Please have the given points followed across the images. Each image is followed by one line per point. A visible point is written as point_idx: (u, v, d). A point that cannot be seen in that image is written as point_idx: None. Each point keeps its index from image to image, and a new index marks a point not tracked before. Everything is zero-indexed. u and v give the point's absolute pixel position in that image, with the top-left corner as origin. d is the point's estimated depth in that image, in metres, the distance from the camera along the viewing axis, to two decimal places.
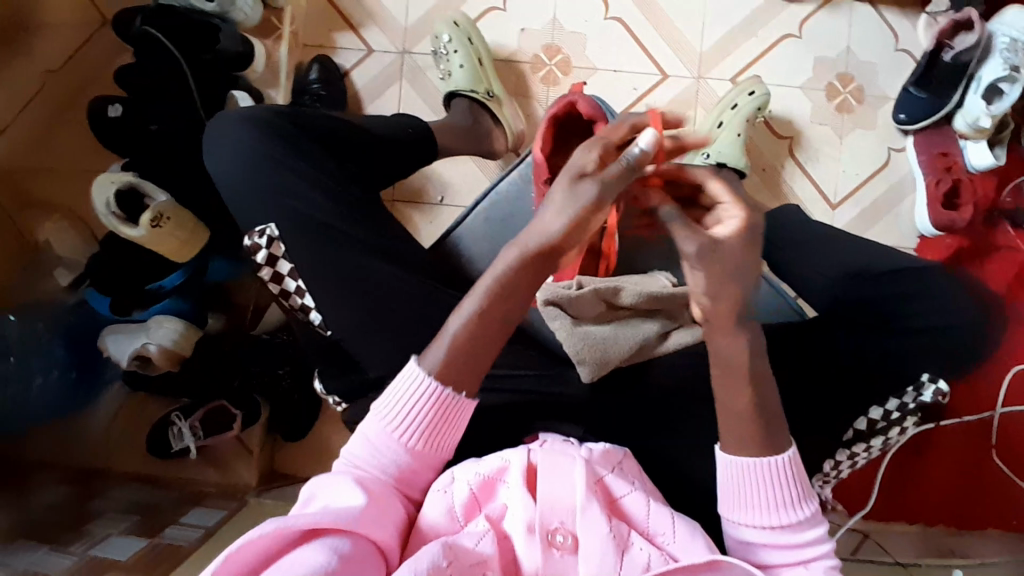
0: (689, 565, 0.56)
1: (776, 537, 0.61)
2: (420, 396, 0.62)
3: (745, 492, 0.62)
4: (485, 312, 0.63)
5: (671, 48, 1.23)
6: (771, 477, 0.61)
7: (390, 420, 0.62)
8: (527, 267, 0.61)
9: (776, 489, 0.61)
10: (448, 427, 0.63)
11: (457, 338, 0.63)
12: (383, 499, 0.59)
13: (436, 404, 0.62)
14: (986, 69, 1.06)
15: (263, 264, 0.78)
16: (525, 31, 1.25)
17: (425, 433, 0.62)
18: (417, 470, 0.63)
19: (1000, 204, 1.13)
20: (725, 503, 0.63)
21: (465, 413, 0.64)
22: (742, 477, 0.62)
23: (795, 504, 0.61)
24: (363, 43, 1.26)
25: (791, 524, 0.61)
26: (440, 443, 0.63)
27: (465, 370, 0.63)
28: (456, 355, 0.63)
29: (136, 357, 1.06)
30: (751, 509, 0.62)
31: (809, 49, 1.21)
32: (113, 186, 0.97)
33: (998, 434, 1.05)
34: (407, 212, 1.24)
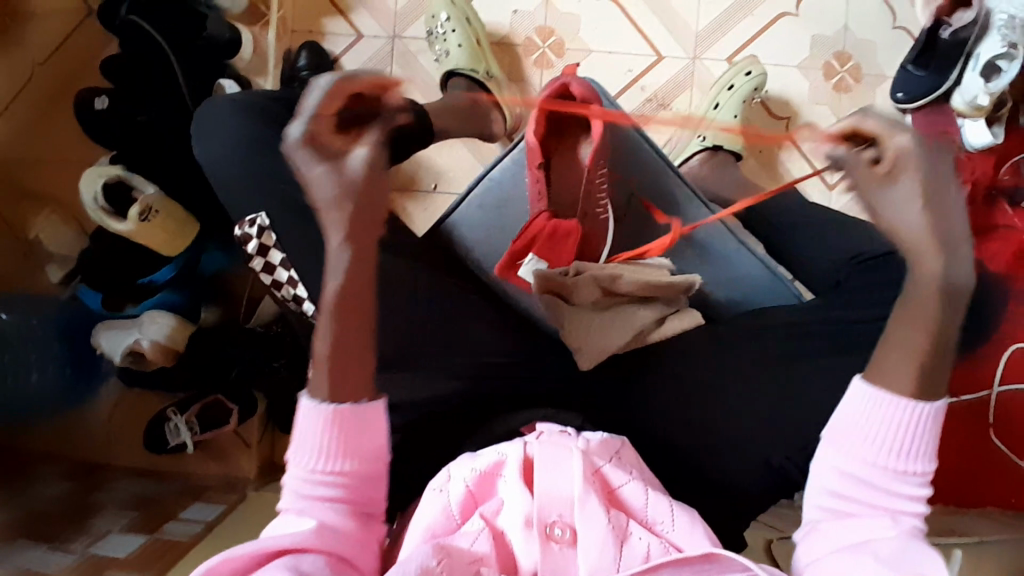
0: (684, 556, 0.55)
1: (881, 479, 0.58)
2: (319, 423, 0.60)
3: (882, 425, 0.58)
4: (344, 321, 0.61)
5: (666, 28, 1.21)
6: (908, 420, 0.58)
7: (302, 453, 0.60)
8: (358, 263, 0.61)
9: (911, 434, 0.58)
10: (364, 441, 0.61)
11: (327, 357, 0.61)
12: (330, 521, 0.58)
13: (337, 425, 0.60)
14: (984, 45, 1.04)
15: (255, 254, 0.77)
16: (517, 12, 1.22)
17: (337, 449, 0.60)
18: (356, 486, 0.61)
19: (999, 182, 1.11)
20: (834, 428, 0.61)
21: (363, 417, 0.60)
22: (876, 407, 0.58)
23: (917, 455, 0.58)
24: (353, 28, 1.23)
25: (902, 469, 0.58)
26: (357, 454, 0.60)
27: (342, 384, 0.61)
28: (337, 378, 0.61)
29: (130, 353, 1.05)
30: (869, 443, 0.59)
31: (807, 27, 1.19)
32: (101, 179, 0.96)
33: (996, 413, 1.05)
34: (402, 200, 1.23)
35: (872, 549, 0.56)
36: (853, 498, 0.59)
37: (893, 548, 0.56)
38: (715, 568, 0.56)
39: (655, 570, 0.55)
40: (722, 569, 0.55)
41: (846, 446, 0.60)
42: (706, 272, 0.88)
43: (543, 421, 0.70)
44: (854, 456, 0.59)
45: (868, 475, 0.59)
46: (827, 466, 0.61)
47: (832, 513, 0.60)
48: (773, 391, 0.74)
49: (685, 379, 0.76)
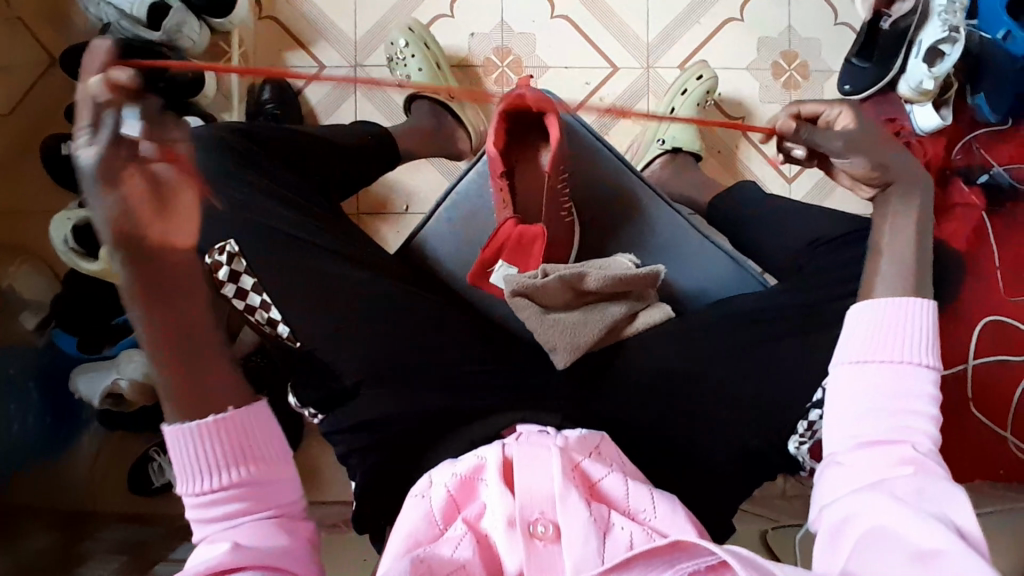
0: (656, 546, 0.54)
1: (906, 397, 0.59)
2: (198, 445, 0.59)
3: (882, 331, 0.61)
4: (167, 347, 0.60)
5: (618, 40, 1.25)
6: (919, 333, 0.60)
7: (192, 481, 0.59)
8: (148, 298, 0.60)
9: (912, 333, 0.60)
10: (254, 442, 0.60)
11: (166, 381, 0.60)
12: (254, 534, 0.58)
13: (218, 433, 0.59)
14: (925, 32, 1.11)
15: (225, 282, 0.76)
16: (475, 35, 1.26)
17: (227, 457, 0.59)
18: (261, 484, 0.60)
19: (953, 163, 1.21)
20: (856, 347, 0.61)
21: (249, 415, 0.61)
22: (872, 320, 0.61)
23: (921, 350, 0.60)
24: (315, 61, 1.26)
25: (912, 374, 0.59)
26: (248, 451, 0.60)
27: (189, 407, 0.60)
28: (181, 400, 0.60)
29: (109, 395, 1.05)
30: (873, 353, 0.60)
31: (752, 31, 1.25)
32: (69, 222, 0.97)
33: (973, 388, 1.10)
34: (375, 224, 1.24)
35: (886, 489, 0.55)
36: (872, 428, 0.58)
37: (909, 488, 0.54)
38: (683, 555, 0.55)
39: (628, 563, 0.54)
40: (692, 556, 0.54)
41: (855, 363, 0.61)
42: (672, 267, 0.88)
43: (524, 425, 0.72)
44: (868, 369, 0.60)
45: (882, 391, 0.59)
46: (847, 386, 0.61)
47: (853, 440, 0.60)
48: (744, 376, 0.76)
49: (662, 368, 0.77)
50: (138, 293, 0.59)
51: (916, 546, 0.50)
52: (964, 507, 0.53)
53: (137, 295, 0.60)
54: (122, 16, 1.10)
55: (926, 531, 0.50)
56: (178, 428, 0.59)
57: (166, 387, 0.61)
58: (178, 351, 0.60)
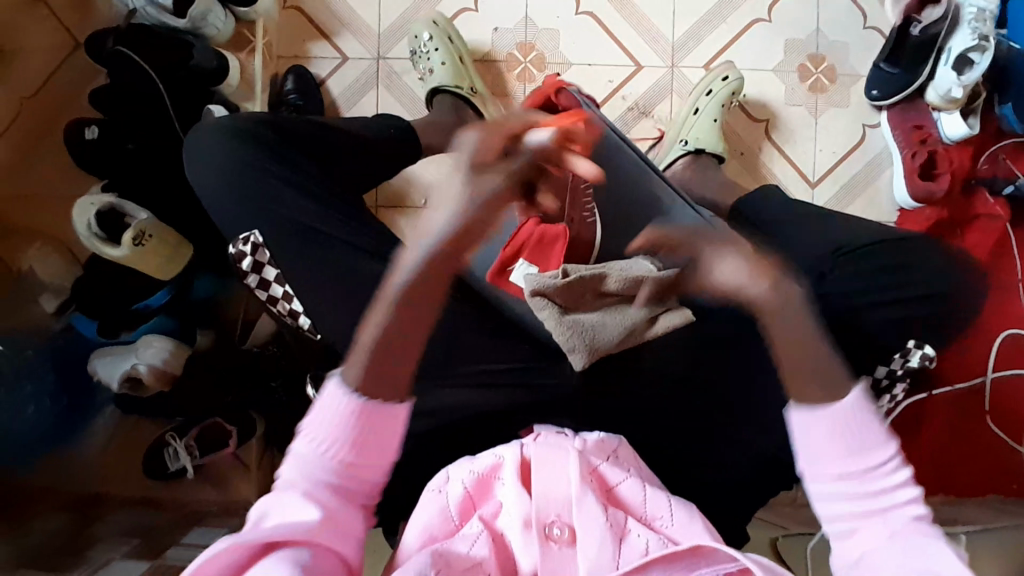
0: (675, 551, 0.56)
1: (866, 481, 0.61)
2: (337, 411, 0.64)
3: (837, 433, 0.62)
4: (397, 315, 0.66)
5: (643, 39, 1.24)
6: (849, 427, 0.62)
7: (317, 438, 0.64)
8: (436, 265, 0.65)
9: (859, 429, 0.62)
10: (382, 439, 0.65)
11: (366, 348, 0.65)
12: (337, 513, 0.62)
13: (362, 415, 0.64)
14: (955, 39, 1.10)
15: (248, 271, 0.78)
16: (498, 29, 1.25)
17: (352, 438, 0.64)
18: (361, 471, 0.65)
19: (977, 173, 1.18)
20: (806, 456, 0.64)
21: (390, 416, 0.65)
22: (821, 422, 0.63)
23: (874, 442, 0.62)
24: (338, 51, 1.26)
25: (871, 467, 0.62)
26: (367, 443, 0.65)
27: (378, 379, 0.65)
28: (376, 362, 0.65)
29: (127, 379, 1.07)
30: (833, 460, 0.62)
31: (779, 32, 1.23)
32: (94, 207, 0.97)
33: (991, 401, 1.12)
34: (393, 217, 1.24)
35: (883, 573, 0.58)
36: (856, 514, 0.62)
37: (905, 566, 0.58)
38: (700, 561, 0.57)
39: (646, 567, 0.56)
40: (709, 563, 0.57)
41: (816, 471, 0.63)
42: None
43: (542, 423, 0.73)
44: (823, 468, 0.62)
45: (851, 479, 0.62)
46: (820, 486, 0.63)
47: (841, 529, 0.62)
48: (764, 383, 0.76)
49: (681, 372, 0.77)
50: (417, 279, 0.65)
51: None
52: (949, 559, 0.57)
53: (434, 273, 0.65)
54: (148, 2, 1.08)
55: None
56: (339, 389, 0.65)
57: (362, 348, 0.65)
58: (393, 321, 0.66)
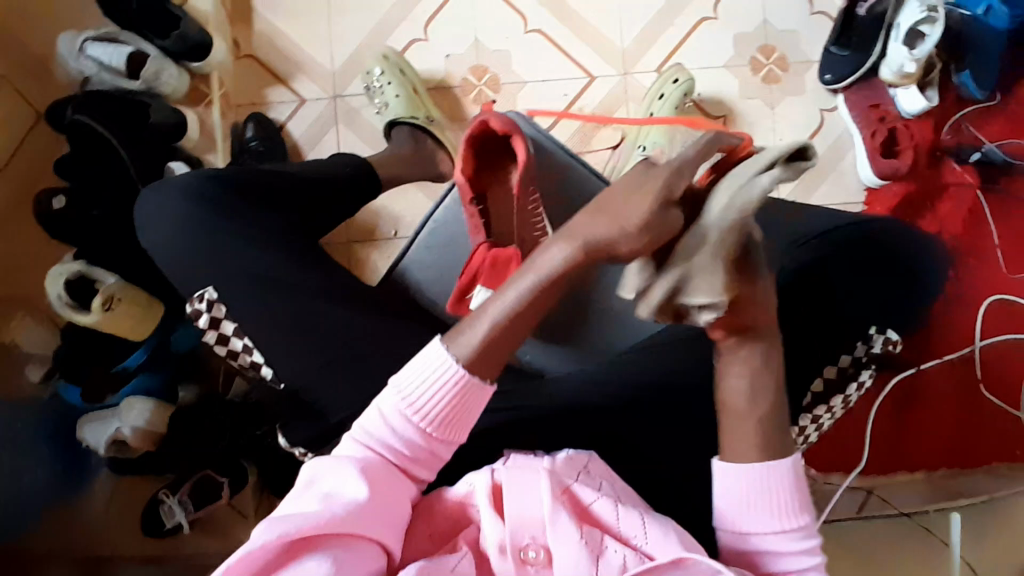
0: (658, 565, 0.58)
1: (773, 544, 0.60)
2: (443, 383, 0.59)
3: (757, 498, 0.59)
4: (521, 308, 0.58)
5: (593, 50, 1.25)
6: (771, 485, 0.59)
7: (411, 401, 0.60)
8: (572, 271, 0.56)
9: (778, 498, 0.59)
10: (466, 417, 0.61)
11: (489, 327, 0.58)
12: (389, 489, 0.59)
13: (458, 390, 0.59)
14: (903, 15, 1.09)
15: (207, 328, 0.78)
16: (450, 56, 1.27)
17: (442, 414, 0.59)
18: (431, 447, 0.61)
19: (942, 143, 1.17)
20: (721, 513, 0.61)
21: (483, 398, 0.61)
22: (739, 486, 0.60)
23: (793, 512, 0.59)
24: (295, 94, 1.28)
25: (785, 537, 0.59)
26: (454, 424, 0.61)
27: (485, 359, 0.59)
28: (487, 347, 0.59)
29: (113, 442, 1.08)
30: (749, 518, 0.60)
31: (727, 28, 1.24)
32: (63, 276, 0.98)
33: (983, 369, 1.11)
34: (366, 251, 1.25)
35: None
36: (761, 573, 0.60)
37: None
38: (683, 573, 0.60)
39: None
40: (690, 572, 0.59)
41: (735, 524, 0.60)
42: None
43: (513, 449, 0.71)
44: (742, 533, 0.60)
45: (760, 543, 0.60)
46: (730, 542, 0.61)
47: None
48: None
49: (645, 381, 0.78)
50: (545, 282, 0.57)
51: None
52: None
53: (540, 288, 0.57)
54: (101, 68, 1.11)
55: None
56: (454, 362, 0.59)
57: (484, 328, 0.58)
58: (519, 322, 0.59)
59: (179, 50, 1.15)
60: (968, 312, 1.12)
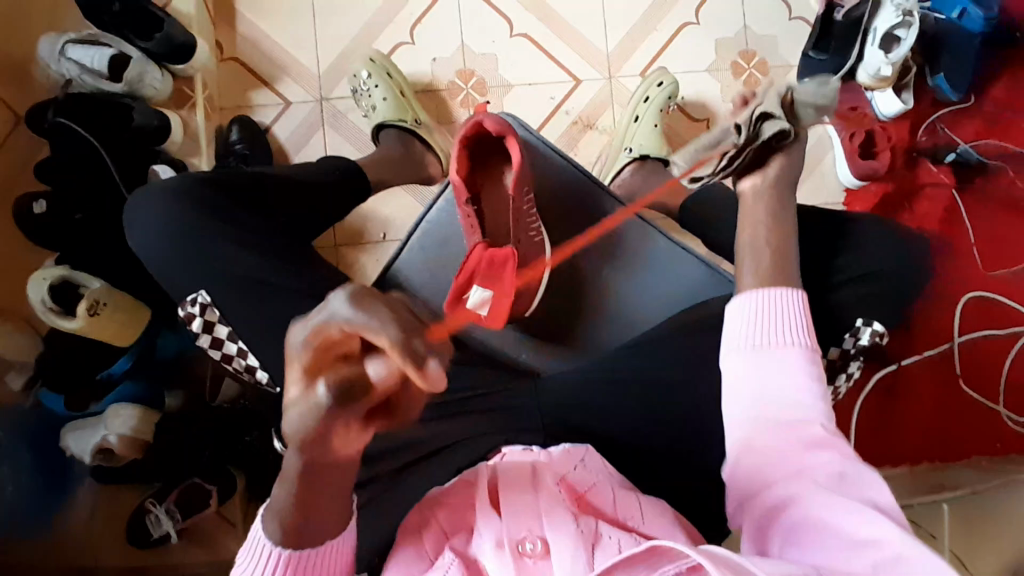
0: (631, 555, 0.49)
1: (787, 368, 0.63)
2: (270, 560, 0.55)
3: (765, 319, 0.66)
4: (301, 498, 0.52)
5: (578, 54, 1.27)
6: (782, 306, 0.67)
7: (256, 567, 0.56)
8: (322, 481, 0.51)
9: (791, 317, 0.66)
10: (324, 563, 0.56)
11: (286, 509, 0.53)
12: None
13: (293, 562, 0.55)
14: (879, 19, 1.12)
15: (200, 332, 0.78)
16: (437, 60, 1.27)
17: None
18: None
19: (918, 145, 1.21)
20: (734, 340, 0.66)
21: (345, 543, 0.57)
22: (754, 309, 0.67)
23: (800, 334, 0.65)
24: (280, 98, 1.27)
25: (796, 355, 0.64)
26: (312, 571, 0.56)
27: (300, 534, 0.55)
28: (291, 526, 0.54)
29: (99, 451, 1.05)
30: (762, 338, 0.65)
31: (708, 33, 1.27)
32: (45, 282, 0.96)
33: (961, 364, 1.15)
34: (354, 254, 1.24)
35: (812, 473, 0.56)
36: (776, 412, 0.61)
37: (831, 472, 0.56)
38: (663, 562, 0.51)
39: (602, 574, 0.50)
40: (674, 564, 0.50)
41: (747, 348, 0.65)
42: (641, 276, 0.88)
43: (511, 446, 0.73)
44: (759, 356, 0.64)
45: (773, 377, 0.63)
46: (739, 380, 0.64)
47: (753, 431, 0.61)
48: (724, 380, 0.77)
49: (638, 377, 0.78)
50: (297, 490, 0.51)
51: (852, 535, 0.50)
52: (878, 487, 0.55)
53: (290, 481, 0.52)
54: (83, 70, 1.09)
55: (864, 523, 0.50)
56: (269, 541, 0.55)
57: (281, 510, 0.54)
58: (303, 511, 0.53)
59: (162, 52, 1.13)
60: (945, 308, 1.15)
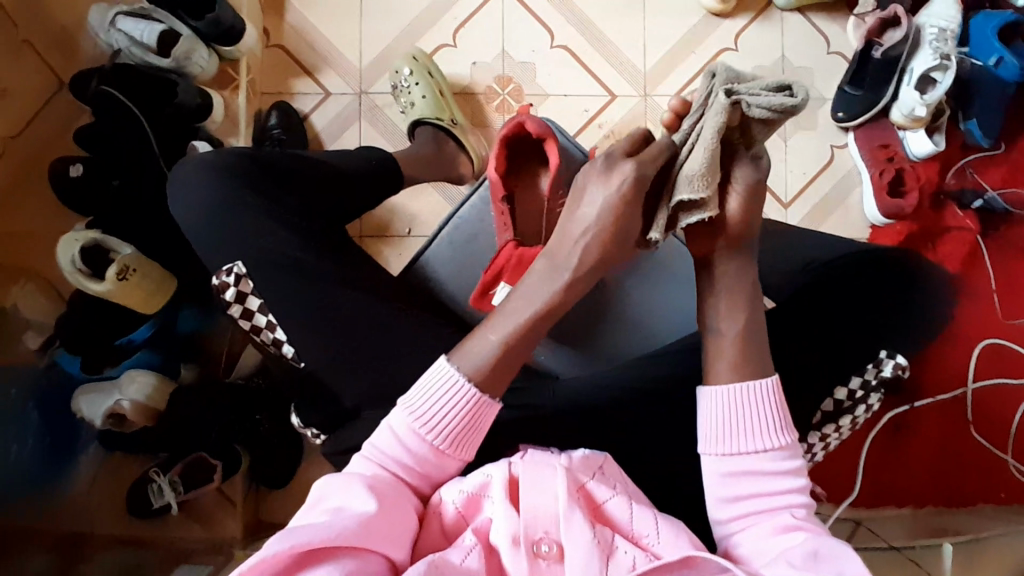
0: (666, 563, 0.57)
1: (763, 463, 0.62)
2: (451, 405, 0.63)
3: (732, 417, 0.63)
4: (511, 340, 0.66)
5: (616, 70, 1.29)
6: (754, 397, 0.63)
7: (417, 417, 0.63)
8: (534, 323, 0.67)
9: (764, 411, 0.63)
10: (473, 433, 0.64)
11: (497, 346, 0.65)
12: (395, 506, 0.59)
13: (468, 411, 0.64)
14: (917, 61, 1.14)
15: (233, 301, 0.79)
16: (476, 63, 1.29)
17: (452, 431, 0.63)
18: (438, 463, 0.64)
19: (946, 187, 1.21)
20: (705, 441, 0.64)
21: (490, 416, 0.65)
22: (722, 405, 0.64)
23: (774, 430, 0.63)
24: (320, 87, 1.29)
25: (767, 455, 0.62)
26: (464, 442, 0.64)
27: (490, 378, 0.65)
28: (492, 375, 0.65)
29: (111, 415, 1.06)
30: (729, 439, 0.63)
31: (746, 59, 1.28)
32: (78, 243, 0.97)
33: (973, 411, 1.14)
34: (378, 247, 1.26)
35: (786, 558, 0.55)
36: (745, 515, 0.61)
37: (806, 552, 0.55)
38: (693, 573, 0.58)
39: None
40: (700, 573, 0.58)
41: (720, 451, 0.63)
42: (667, 290, 0.89)
43: (528, 445, 0.73)
44: (733, 458, 0.63)
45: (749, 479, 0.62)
46: (716, 475, 0.64)
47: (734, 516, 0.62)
48: None
49: (657, 388, 0.78)
50: (517, 333, 0.66)
51: None
52: (857, 562, 0.54)
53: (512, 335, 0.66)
54: (132, 43, 1.12)
55: None
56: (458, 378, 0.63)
57: (487, 351, 0.65)
58: (504, 357, 0.65)
59: (210, 33, 1.15)
60: (962, 353, 1.15)
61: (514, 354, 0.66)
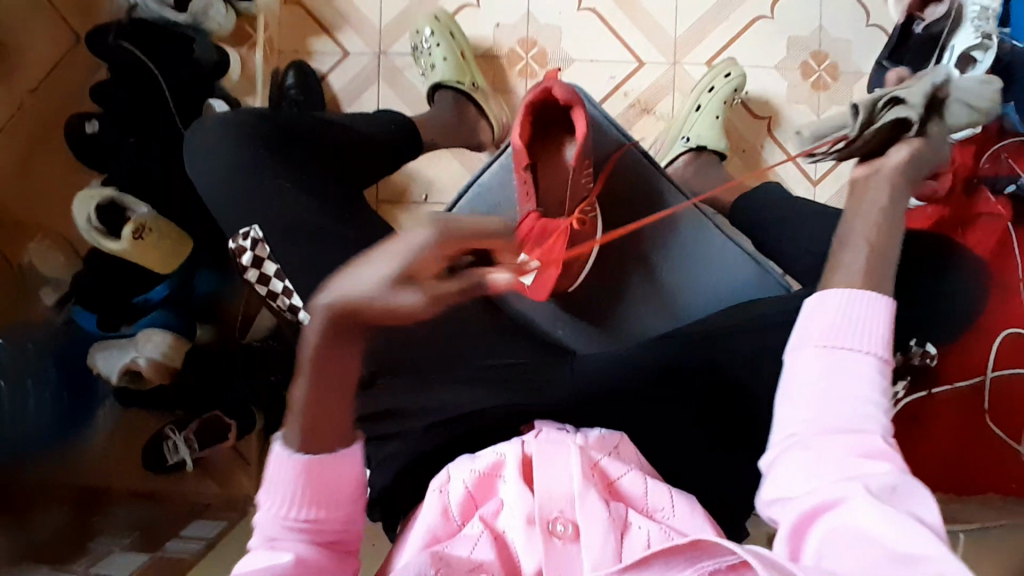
0: (672, 546, 0.52)
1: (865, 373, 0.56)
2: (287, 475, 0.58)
3: (851, 320, 0.57)
4: (316, 392, 0.57)
5: (644, 35, 1.24)
6: (872, 311, 0.57)
7: (273, 494, 0.58)
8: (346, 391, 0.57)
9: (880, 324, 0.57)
10: (332, 485, 0.59)
11: (301, 408, 0.57)
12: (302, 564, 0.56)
13: (306, 474, 0.58)
14: (958, 38, 1.05)
15: (249, 264, 0.80)
16: (500, 25, 1.25)
17: (308, 493, 0.58)
18: (327, 519, 0.59)
19: (980, 171, 1.17)
20: (811, 334, 0.58)
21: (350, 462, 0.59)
22: (840, 303, 0.58)
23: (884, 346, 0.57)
24: (338, 47, 1.26)
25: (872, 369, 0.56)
26: (330, 494, 0.59)
27: (313, 428, 0.58)
28: (311, 435, 0.58)
29: (126, 372, 1.07)
30: (840, 336, 0.57)
31: (781, 29, 1.23)
32: (93, 201, 0.97)
33: (994, 401, 1.10)
34: (395, 213, 1.24)
35: (863, 480, 0.51)
36: (830, 421, 0.55)
37: (884, 482, 0.51)
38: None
39: (644, 562, 0.52)
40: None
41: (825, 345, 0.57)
42: (687, 267, 0.87)
43: (543, 420, 0.71)
44: (834, 354, 0.57)
45: (842, 382, 0.56)
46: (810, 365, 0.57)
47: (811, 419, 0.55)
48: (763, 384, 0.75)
49: None
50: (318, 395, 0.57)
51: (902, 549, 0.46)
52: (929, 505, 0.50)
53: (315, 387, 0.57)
54: None
55: (911, 538, 0.46)
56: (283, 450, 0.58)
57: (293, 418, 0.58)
58: (319, 402, 0.57)
59: None
60: None
61: (335, 401, 0.58)
